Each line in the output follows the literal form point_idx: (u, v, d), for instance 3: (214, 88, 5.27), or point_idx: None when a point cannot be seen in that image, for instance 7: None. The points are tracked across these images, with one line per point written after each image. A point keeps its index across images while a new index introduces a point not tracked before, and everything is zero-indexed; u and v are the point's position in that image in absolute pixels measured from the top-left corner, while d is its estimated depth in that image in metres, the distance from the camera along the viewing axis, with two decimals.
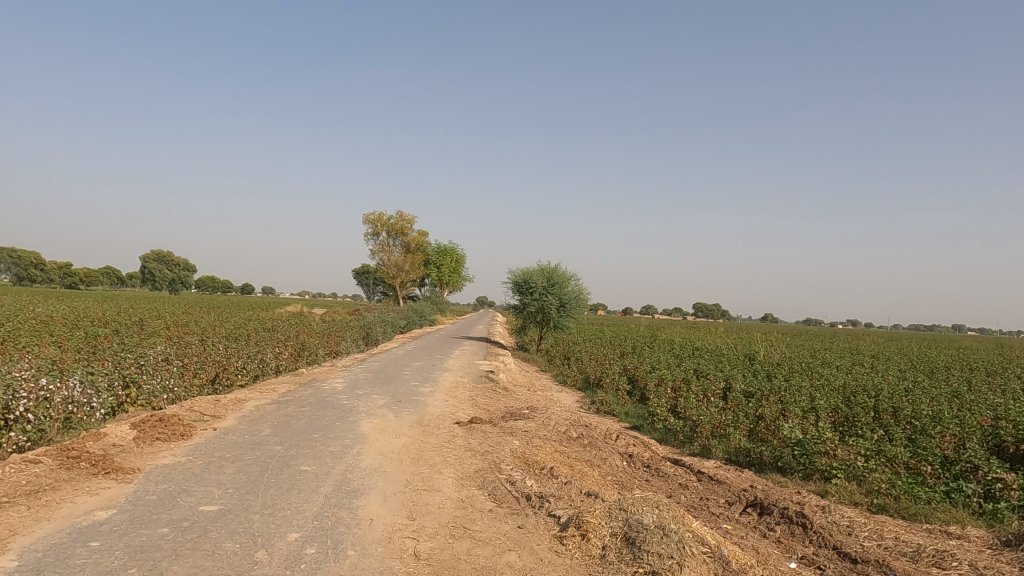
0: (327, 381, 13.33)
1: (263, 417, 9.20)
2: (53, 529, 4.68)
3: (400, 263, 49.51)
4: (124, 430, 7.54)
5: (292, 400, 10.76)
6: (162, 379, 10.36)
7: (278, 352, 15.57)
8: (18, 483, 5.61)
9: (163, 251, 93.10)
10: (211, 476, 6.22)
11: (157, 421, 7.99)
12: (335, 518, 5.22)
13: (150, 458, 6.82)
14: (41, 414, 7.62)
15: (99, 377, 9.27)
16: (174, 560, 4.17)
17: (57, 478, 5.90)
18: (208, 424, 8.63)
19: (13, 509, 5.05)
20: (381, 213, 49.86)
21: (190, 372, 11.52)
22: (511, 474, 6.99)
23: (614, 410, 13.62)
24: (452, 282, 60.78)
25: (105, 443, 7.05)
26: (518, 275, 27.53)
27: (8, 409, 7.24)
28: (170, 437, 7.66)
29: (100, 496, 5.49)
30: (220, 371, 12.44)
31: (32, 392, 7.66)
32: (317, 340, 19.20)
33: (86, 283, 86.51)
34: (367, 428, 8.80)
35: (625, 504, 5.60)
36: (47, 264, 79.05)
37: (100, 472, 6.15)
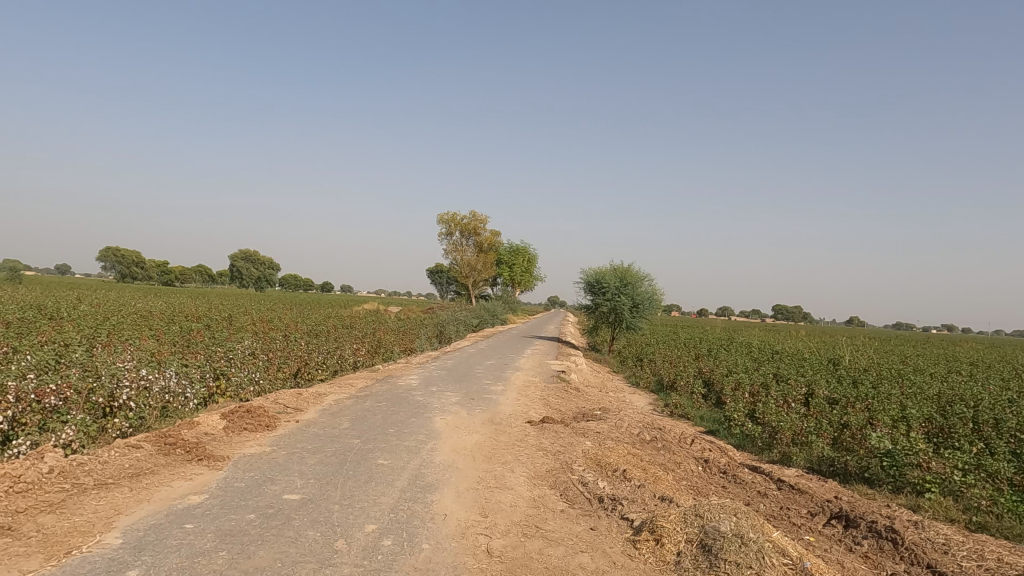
0: (403, 377, 13.67)
1: (342, 411, 9.52)
2: (152, 511, 4.99)
3: (473, 263, 50.28)
4: (215, 419, 7.98)
5: (369, 395, 11.09)
6: (249, 373, 10.92)
7: (356, 348, 16.11)
8: (120, 467, 6.02)
9: (252, 251, 98.49)
10: (295, 466, 6.48)
11: (245, 412, 8.40)
12: (410, 512, 5.34)
13: (238, 447, 7.18)
14: (142, 403, 8.17)
15: (192, 368, 9.88)
16: (261, 545, 4.36)
17: (156, 463, 6.31)
18: (291, 416, 9.00)
19: (116, 490, 5.41)
20: (455, 214, 50.58)
21: (274, 366, 12.08)
22: (583, 475, 6.94)
23: (688, 414, 13.32)
24: (525, 283, 61.09)
25: (198, 431, 7.48)
26: (590, 275, 27.38)
27: (113, 397, 7.82)
28: (257, 427, 8.03)
29: (194, 481, 5.83)
30: (301, 366, 12.99)
31: (134, 381, 8.25)
32: (392, 338, 19.75)
33: (181, 280, 92.27)
34: (441, 425, 8.95)
35: (701, 510, 5.46)
36: (147, 264, 85.07)
37: (194, 458, 6.53)
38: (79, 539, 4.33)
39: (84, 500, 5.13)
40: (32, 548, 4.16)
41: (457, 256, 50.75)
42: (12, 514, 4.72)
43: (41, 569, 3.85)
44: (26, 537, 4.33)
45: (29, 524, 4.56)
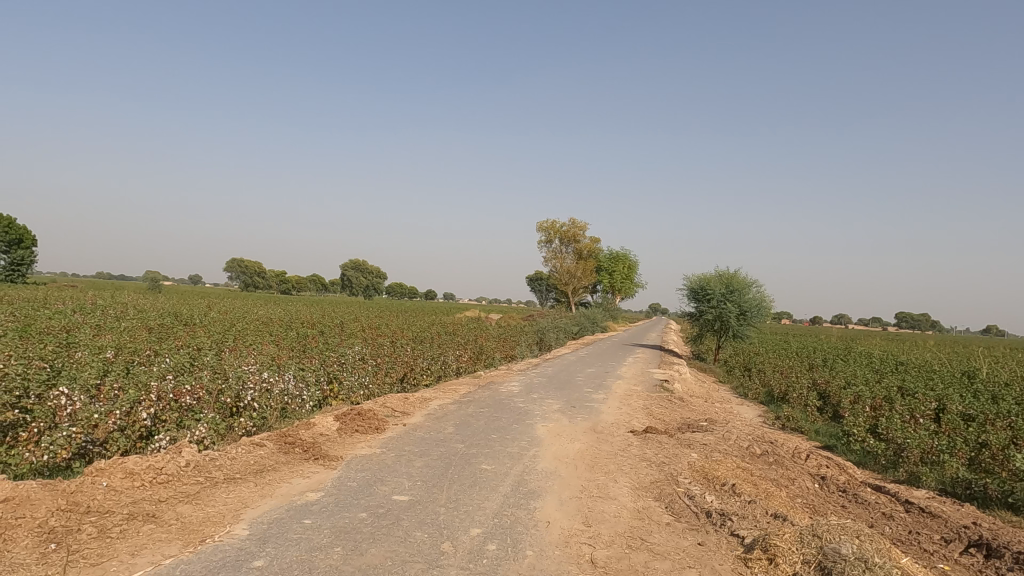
0: (504, 384, 13.83)
1: (446, 416, 9.76)
2: (275, 505, 5.32)
3: (573, 270, 50.27)
4: (330, 421, 8.42)
5: (472, 401, 11.30)
6: (359, 377, 11.45)
7: (458, 354, 16.51)
8: (246, 463, 6.47)
9: (361, 261, 103.23)
10: (403, 468, 6.71)
11: (356, 415, 8.80)
12: (514, 518, 5.38)
13: (350, 448, 7.53)
14: (264, 403, 8.77)
15: (309, 372, 10.50)
16: (373, 543, 4.54)
17: (277, 460, 6.73)
18: (398, 419, 9.34)
19: (242, 485, 5.82)
20: (555, 221, 50.70)
21: (382, 370, 12.61)
22: (689, 488, 6.72)
23: (802, 428, 12.60)
24: (626, 290, 60.27)
25: (315, 432, 7.92)
26: (694, 281, 26.63)
27: (239, 398, 8.47)
28: (367, 429, 8.38)
29: (311, 479, 6.18)
30: (407, 371, 13.48)
31: (257, 383, 8.87)
32: (493, 344, 20.08)
33: (298, 289, 98.21)
34: (543, 432, 8.98)
35: (819, 530, 5.14)
36: (267, 274, 91.21)
37: (311, 457, 6.91)
38: (212, 529, 4.69)
39: (216, 492, 5.56)
40: (173, 534, 4.55)
41: (556, 264, 50.93)
42: (156, 503, 5.19)
43: (181, 555, 4.20)
44: (167, 524, 4.74)
45: (170, 512, 4.99)
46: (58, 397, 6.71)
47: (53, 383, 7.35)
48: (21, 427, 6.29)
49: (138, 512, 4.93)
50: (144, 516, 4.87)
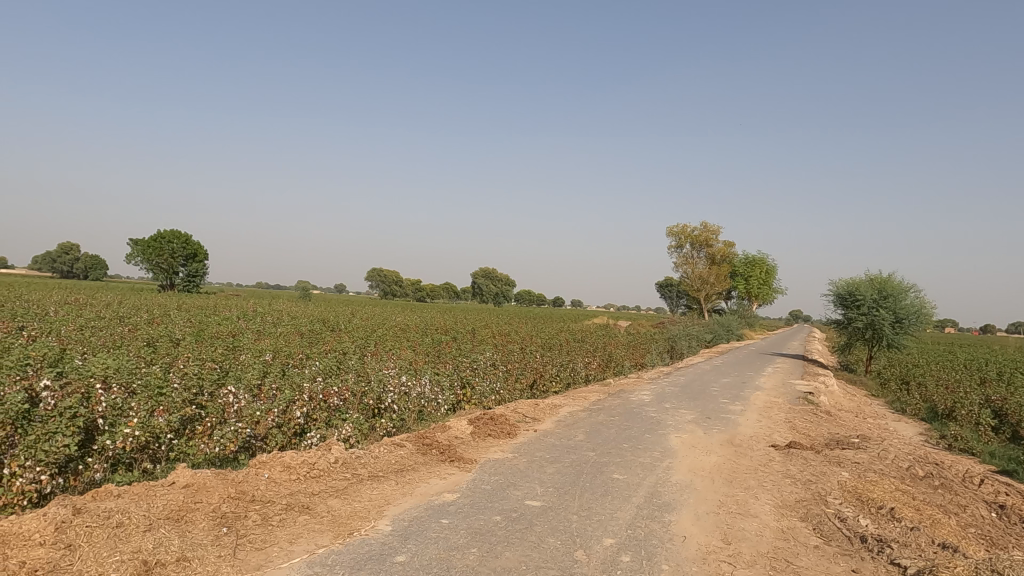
0: (635, 392, 13.58)
1: (577, 423, 9.75)
2: (414, 504, 5.56)
3: (705, 275, 48.55)
4: (464, 424, 8.69)
5: (602, 409, 11.20)
6: (491, 381, 11.75)
7: (587, 362, 16.46)
8: (388, 462, 6.83)
9: (491, 269, 106.24)
10: (535, 474, 6.78)
11: (489, 420, 9.03)
12: (648, 529, 5.26)
13: (484, 451, 7.73)
14: (402, 406, 9.23)
15: (444, 377, 10.91)
16: (507, 546, 4.62)
17: (416, 460, 7.04)
18: (529, 425, 9.46)
19: (385, 482, 6.15)
20: (686, 225, 49.17)
21: (513, 376, 12.83)
22: (840, 510, 6.23)
23: (973, 449, 11.29)
24: (764, 297, 57.18)
25: (450, 435, 8.21)
26: (842, 286, 24.77)
27: (381, 400, 8.98)
28: (499, 434, 8.55)
29: (447, 480, 6.40)
30: (537, 377, 13.62)
31: (397, 387, 9.36)
32: (622, 352, 19.82)
33: (432, 297, 102.73)
34: (677, 443, 8.71)
35: (1000, 566, 4.56)
36: (404, 282, 96.22)
37: (447, 459, 7.16)
38: (359, 523, 4.98)
39: (362, 488, 5.91)
40: (325, 526, 4.88)
41: (688, 269, 49.44)
42: (310, 495, 5.60)
43: (332, 546, 4.51)
44: (319, 516, 5.09)
45: (322, 505, 5.37)
46: (227, 395, 7.47)
47: (223, 382, 8.19)
48: (196, 420, 7.05)
49: (294, 503, 5.34)
50: (299, 507, 5.27)
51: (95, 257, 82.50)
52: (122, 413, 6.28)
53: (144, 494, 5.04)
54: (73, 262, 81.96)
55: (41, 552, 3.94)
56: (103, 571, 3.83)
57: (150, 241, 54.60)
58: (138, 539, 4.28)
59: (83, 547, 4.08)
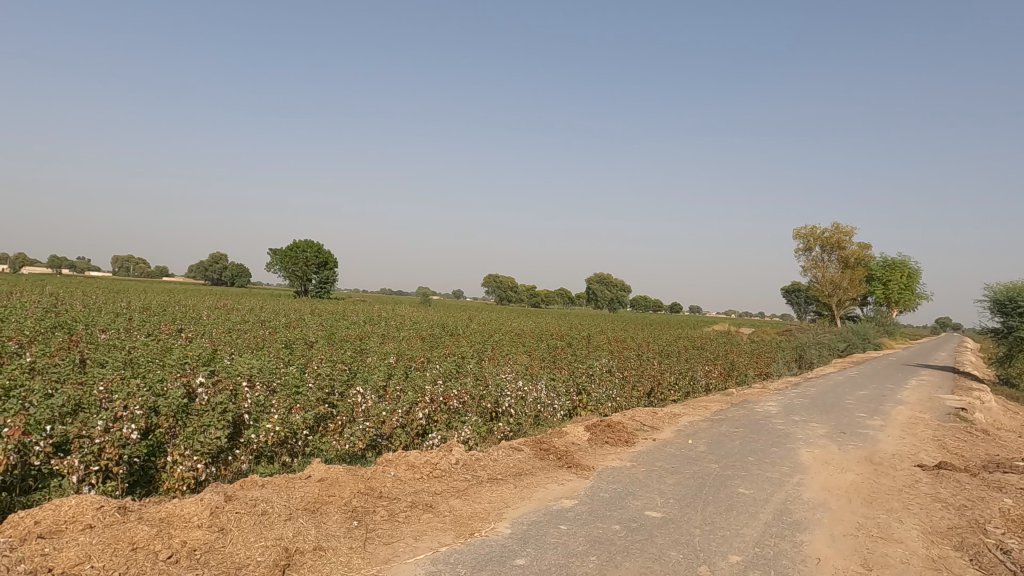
0: (760, 403, 12.94)
1: (698, 433, 9.43)
2: (533, 508, 5.60)
3: (837, 280, 45.41)
4: (581, 431, 8.66)
5: (725, 419, 10.76)
6: (608, 388, 11.65)
7: (708, 370, 15.89)
8: (506, 465, 6.93)
9: (606, 275, 105.44)
10: (655, 484, 6.63)
11: (606, 426, 8.94)
12: (778, 549, 4.98)
13: (601, 458, 7.67)
14: (519, 410, 9.37)
15: (560, 383, 10.95)
16: (627, 556, 4.54)
17: (534, 465, 7.09)
18: (648, 433, 9.27)
19: (504, 485, 6.24)
20: (815, 227, 46.27)
21: (630, 383, 12.64)
22: (1003, 541, 5.58)
23: None
24: (907, 303, 52.54)
25: (567, 440, 8.21)
26: (1000, 291, 22.29)
27: (498, 404, 9.16)
28: (617, 441, 8.43)
29: (565, 486, 6.39)
30: (654, 385, 13.34)
31: (514, 391, 9.51)
32: (745, 360, 18.97)
33: (547, 302, 103.42)
34: (808, 459, 8.19)
35: None
36: (519, 288, 97.71)
37: (565, 465, 7.15)
38: (479, 524, 5.09)
39: (482, 490, 6.04)
40: (447, 525, 5.04)
41: (818, 273, 46.47)
42: (433, 494, 5.80)
43: (454, 545, 4.63)
44: (442, 515, 5.26)
45: (445, 504, 5.54)
46: (355, 395, 7.90)
47: (352, 383, 8.67)
48: (329, 418, 7.51)
49: (418, 501, 5.55)
50: (423, 505, 5.47)
51: (240, 265, 90.25)
52: (264, 410, 6.80)
53: (284, 486, 5.44)
54: (222, 270, 90.11)
55: (198, 533, 4.36)
56: (251, 555, 4.17)
57: (287, 250, 59.17)
58: (280, 526, 4.62)
59: (233, 531, 4.46)
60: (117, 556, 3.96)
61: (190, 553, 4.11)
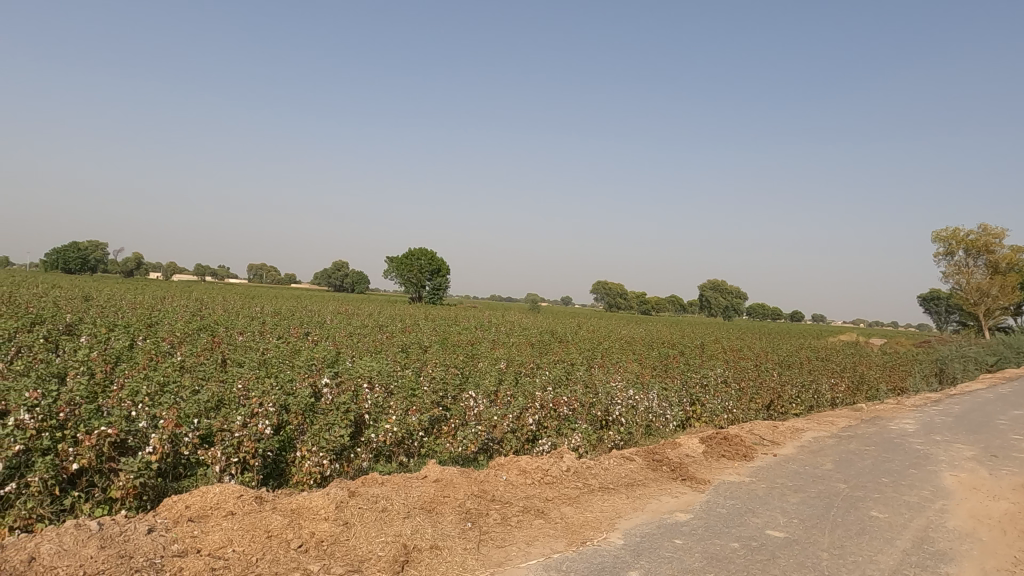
0: (895, 420, 11.95)
1: (824, 450, 8.85)
2: (646, 520, 5.49)
3: (985, 286, 41.15)
4: (696, 443, 8.38)
5: (854, 436, 10.03)
6: (724, 399, 11.21)
7: (834, 383, 14.88)
8: (618, 475, 6.83)
9: (721, 282, 101.67)
10: (776, 502, 6.29)
11: (722, 439, 8.60)
12: None
13: (718, 472, 7.37)
14: (630, 419, 9.21)
15: (672, 392, 10.66)
16: None
17: (646, 476, 6.94)
18: (768, 448, 8.81)
19: (616, 495, 6.15)
20: (959, 228, 41.93)
21: (747, 395, 12.09)
22: None
23: None
24: None
25: (681, 452, 7.98)
26: None
27: (608, 412, 9.07)
28: (734, 455, 8.08)
29: (679, 499, 6.20)
30: (774, 398, 12.69)
31: (624, 400, 9.37)
32: (877, 372, 17.61)
33: (658, 310, 101.09)
34: (952, 483, 7.46)
35: None
36: (629, 294, 96.22)
37: (679, 477, 6.95)
38: (591, 533, 5.05)
39: (593, 499, 5.98)
40: (559, 532, 5.03)
41: (961, 279, 42.37)
42: (544, 500, 5.82)
43: (567, 552, 4.62)
44: (553, 522, 5.27)
45: (556, 511, 5.55)
46: (468, 399, 8.09)
47: (464, 387, 8.88)
48: (443, 421, 7.74)
49: (530, 506, 5.59)
50: (535, 510, 5.50)
51: (360, 272, 95.28)
52: (383, 411, 7.12)
53: (403, 484, 5.66)
54: (344, 277, 95.44)
55: (326, 526, 4.62)
56: (373, 549, 4.37)
57: (403, 257, 61.81)
58: (400, 524, 4.80)
59: (357, 525, 4.70)
60: (254, 542, 4.28)
61: (318, 543, 4.37)
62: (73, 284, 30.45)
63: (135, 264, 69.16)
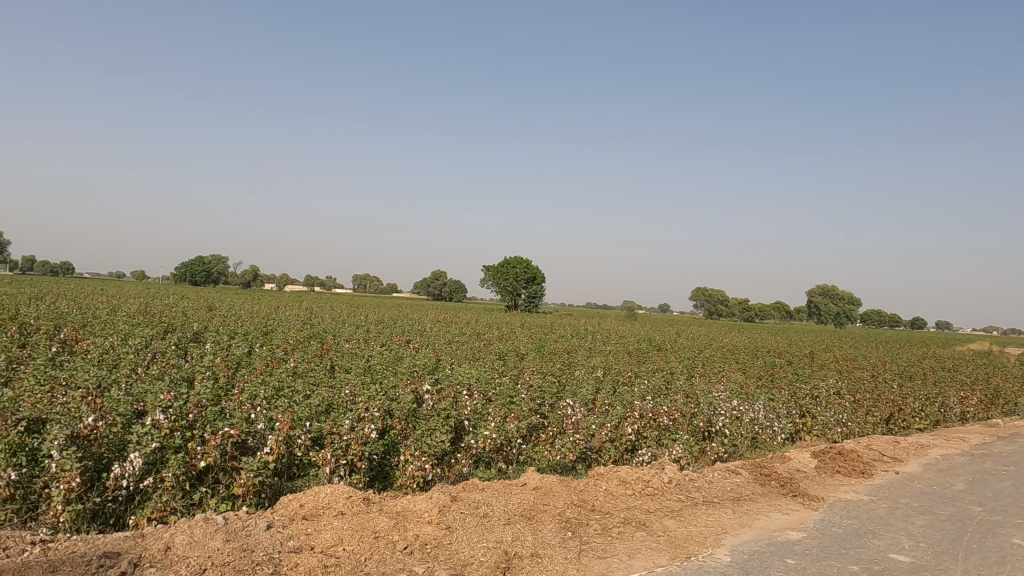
0: None
1: (955, 469, 8.12)
2: (755, 537, 5.25)
3: None
4: (808, 458, 7.93)
5: (990, 455, 9.14)
6: (837, 412, 10.55)
7: (964, 396, 13.64)
8: (723, 489, 6.57)
9: (831, 288, 96.13)
10: (900, 523, 5.83)
11: (837, 454, 8.09)
12: None
13: (832, 489, 6.94)
14: (735, 431, 8.85)
15: (780, 404, 10.16)
16: None
17: (754, 491, 6.64)
18: (889, 465, 8.20)
19: (722, 510, 5.92)
20: None
21: (863, 408, 11.32)
22: None
23: None
24: None
25: (791, 467, 7.58)
26: None
27: (711, 423, 8.76)
28: (851, 472, 7.58)
29: (791, 516, 5.89)
30: (894, 411, 11.79)
31: (728, 410, 9.03)
32: (1014, 385, 16.01)
33: (762, 317, 96.83)
34: None
35: None
36: (731, 301, 92.81)
37: (789, 493, 6.59)
38: (696, 547, 4.89)
39: (697, 512, 5.79)
40: (662, 545, 4.90)
41: None
42: (646, 512, 5.70)
43: (670, 566, 4.50)
44: (656, 535, 5.14)
45: (659, 523, 5.41)
46: (565, 407, 8.07)
47: (561, 395, 8.86)
48: (541, 428, 7.73)
49: (631, 518, 5.48)
50: (636, 522, 5.39)
51: (457, 281, 97.54)
52: (482, 418, 7.22)
53: (503, 491, 5.71)
54: (442, 286, 98.03)
55: (429, 529, 4.74)
56: (475, 554, 4.43)
57: (500, 266, 62.70)
58: (501, 530, 4.84)
59: (459, 529, 4.79)
60: (362, 542, 4.45)
61: (422, 546, 4.49)
62: (200, 294, 33.08)
63: (252, 275, 74.19)
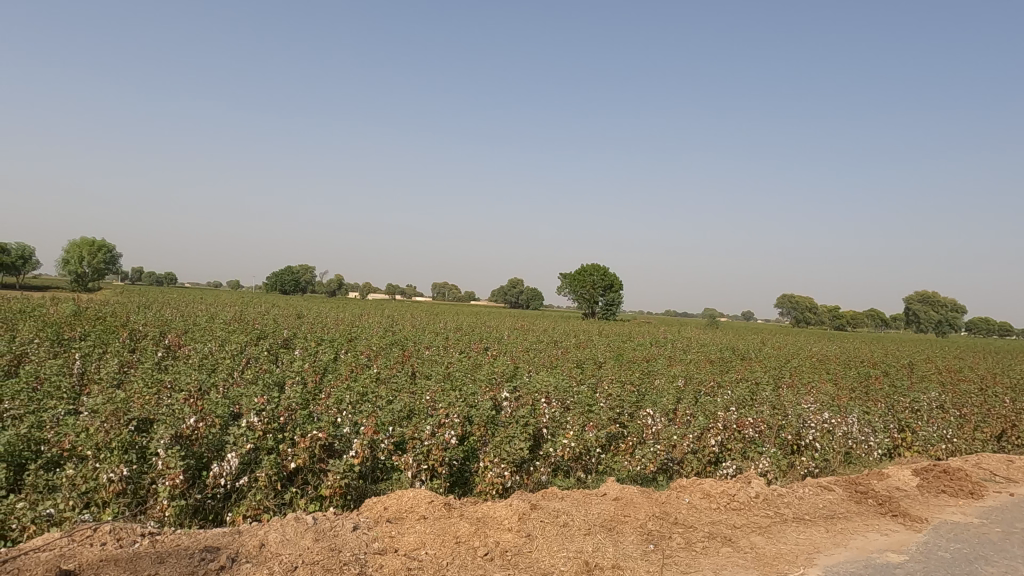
0: None
1: None
2: (851, 558, 4.96)
3: None
4: (908, 475, 7.43)
5: None
6: (940, 427, 9.85)
7: None
8: (815, 506, 6.26)
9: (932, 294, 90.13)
10: (1016, 549, 5.37)
11: (941, 473, 7.55)
12: None
13: (937, 510, 6.48)
14: (826, 445, 8.42)
15: (876, 418, 9.59)
16: None
17: (849, 509, 6.29)
18: (1002, 486, 7.57)
19: (814, 527, 5.64)
20: None
21: (970, 423, 10.51)
22: None
23: None
24: None
25: (889, 485, 7.13)
26: None
27: (800, 436, 8.37)
28: (958, 492, 7.05)
29: (891, 537, 5.53)
30: (1007, 427, 10.88)
31: (818, 423, 8.60)
32: None
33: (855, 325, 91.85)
34: None
35: None
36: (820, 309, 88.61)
37: (888, 513, 6.20)
38: (786, 566, 4.68)
39: (787, 529, 5.54)
40: (749, 562, 4.72)
41: None
42: (732, 527, 5.50)
43: None
44: (743, 551, 4.96)
45: (745, 539, 5.22)
46: (645, 417, 7.92)
47: (641, 404, 8.70)
48: (620, 438, 7.62)
49: (716, 533, 5.31)
50: (722, 537, 5.22)
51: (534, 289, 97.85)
52: (561, 426, 7.20)
53: (583, 500, 5.66)
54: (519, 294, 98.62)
55: (509, 536, 4.76)
56: (555, 563, 4.41)
57: (576, 274, 62.47)
58: (581, 540, 4.80)
59: (539, 537, 4.78)
60: (444, 547, 4.52)
61: (502, 553, 4.51)
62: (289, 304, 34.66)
63: (337, 284, 77.08)
